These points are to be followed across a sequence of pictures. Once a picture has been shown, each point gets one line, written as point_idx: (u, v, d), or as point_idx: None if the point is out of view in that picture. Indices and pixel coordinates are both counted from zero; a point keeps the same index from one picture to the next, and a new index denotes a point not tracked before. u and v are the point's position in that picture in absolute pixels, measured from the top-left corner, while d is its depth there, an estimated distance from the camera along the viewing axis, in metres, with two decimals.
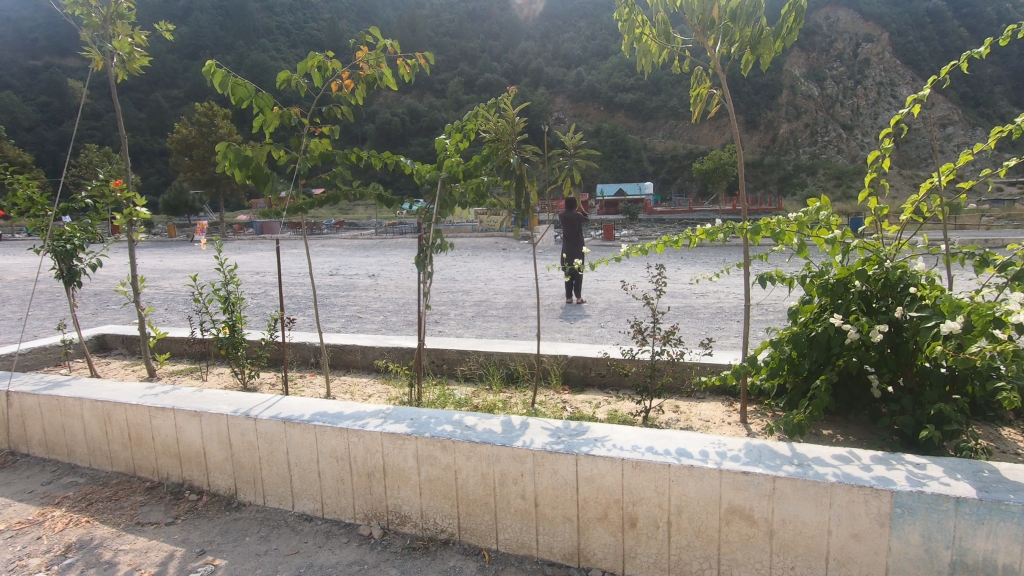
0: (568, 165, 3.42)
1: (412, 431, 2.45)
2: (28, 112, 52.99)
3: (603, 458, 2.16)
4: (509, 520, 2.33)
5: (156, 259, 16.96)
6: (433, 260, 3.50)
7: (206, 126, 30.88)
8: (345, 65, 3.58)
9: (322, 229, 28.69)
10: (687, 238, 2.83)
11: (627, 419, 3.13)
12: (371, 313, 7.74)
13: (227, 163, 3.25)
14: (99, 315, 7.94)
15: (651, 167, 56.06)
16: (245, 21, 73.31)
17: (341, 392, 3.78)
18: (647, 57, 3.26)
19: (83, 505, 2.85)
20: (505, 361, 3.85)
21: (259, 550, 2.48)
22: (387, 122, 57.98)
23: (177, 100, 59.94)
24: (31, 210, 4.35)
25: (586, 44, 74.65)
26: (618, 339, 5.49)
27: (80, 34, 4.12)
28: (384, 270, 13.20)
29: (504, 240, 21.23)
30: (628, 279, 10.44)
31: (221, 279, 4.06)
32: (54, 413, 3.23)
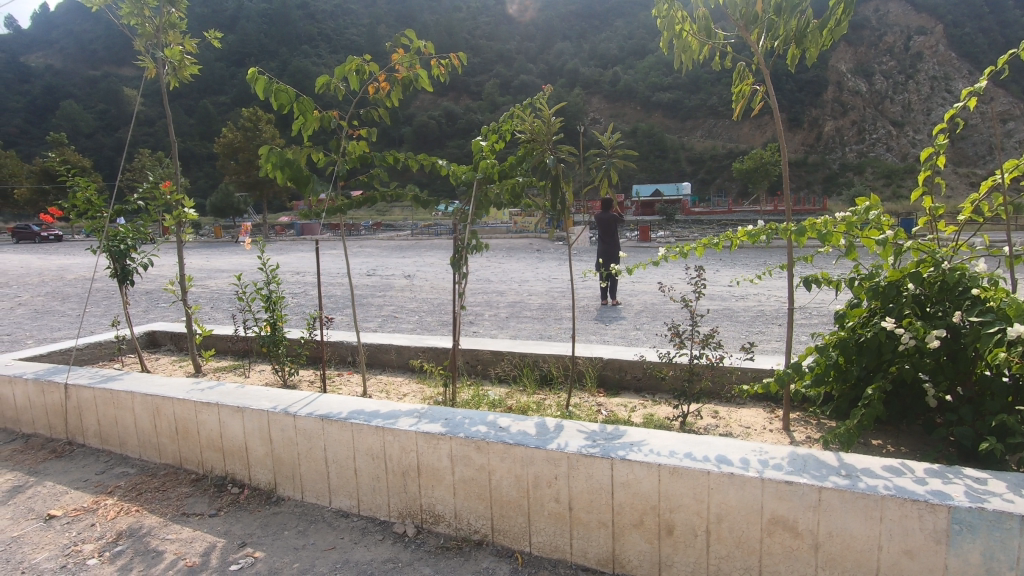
0: (606, 166, 3.37)
1: (447, 432, 2.45)
2: (89, 120, 56.12)
3: (638, 462, 2.12)
4: (543, 524, 2.30)
5: (203, 259, 17.66)
6: (468, 262, 3.50)
7: (252, 130, 32.00)
8: (382, 68, 3.63)
9: (361, 230, 29.32)
10: (727, 240, 2.73)
11: (665, 423, 3.06)
12: (408, 313, 7.82)
13: (270, 165, 3.33)
14: (150, 312, 8.32)
15: (689, 166, 55.08)
16: (289, 29, 75.64)
17: (377, 391, 3.83)
18: (688, 53, 3.18)
19: (133, 495, 2.97)
20: (540, 362, 3.83)
21: (298, 544, 2.53)
22: (424, 125, 58.76)
23: (224, 106, 62.28)
24: (88, 211, 4.56)
25: (623, 44, 74.07)
26: (654, 342, 5.41)
27: (135, 43, 4.28)
28: (421, 270, 13.39)
29: (539, 241, 21.21)
30: (665, 281, 10.30)
31: (262, 280, 4.18)
32: (107, 405, 3.38)
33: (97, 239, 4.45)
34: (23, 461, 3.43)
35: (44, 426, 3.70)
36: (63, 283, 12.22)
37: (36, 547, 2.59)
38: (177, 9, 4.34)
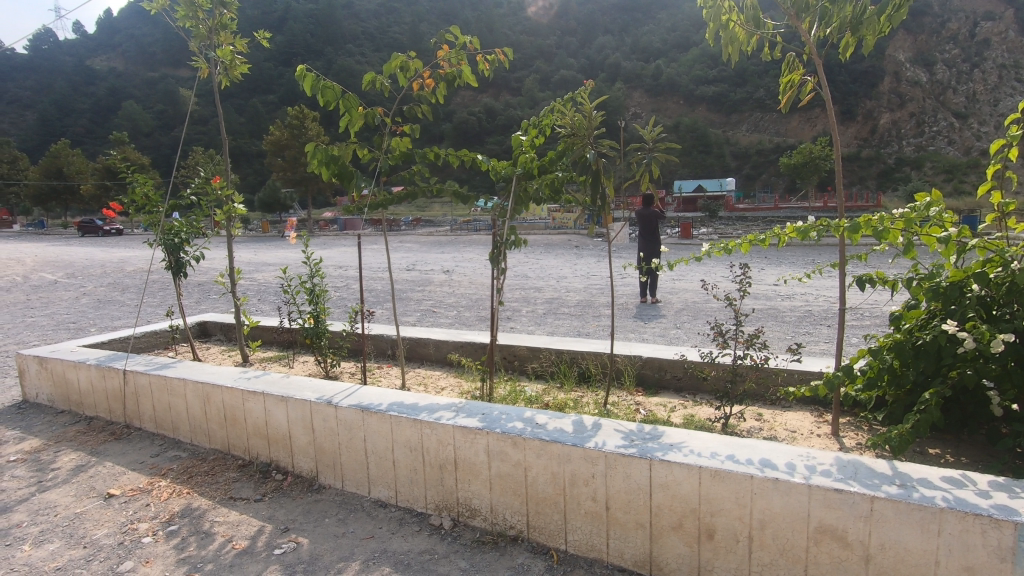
0: (647, 160, 3.31)
1: (484, 427, 2.46)
2: (147, 120, 59.01)
3: (679, 463, 2.07)
4: (579, 522, 2.28)
5: (251, 253, 18.34)
6: (507, 257, 3.49)
7: (298, 128, 32.89)
8: (426, 65, 3.65)
9: (401, 226, 29.66)
10: (774, 237, 2.62)
11: (706, 425, 2.98)
12: (446, 308, 7.90)
13: (316, 162, 3.41)
14: (202, 303, 8.68)
15: (733, 161, 53.57)
16: (334, 28, 77.45)
17: (415, 384, 3.89)
18: (735, 44, 3.07)
19: (184, 478, 3.10)
20: (577, 360, 3.79)
21: (338, 531, 2.59)
22: (464, 121, 59.13)
23: (272, 104, 64.37)
24: (146, 207, 4.79)
25: (667, 36, 72.72)
26: (695, 341, 5.31)
27: (189, 44, 4.45)
28: (459, 265, 13.49)
29: (577, 237, 21.13)
30: (709, 279, 10.03)
31: (306, 273, 4.28)
32: (162, 391, 3.54)
33: (154, 233, 4.67)
34: (86, 441, 3.63)
35: (105, 410, 3.90)
36: (124, 275, 12.90)
37: (97, 523, 2.74)
38: (229, 10, 4.47)
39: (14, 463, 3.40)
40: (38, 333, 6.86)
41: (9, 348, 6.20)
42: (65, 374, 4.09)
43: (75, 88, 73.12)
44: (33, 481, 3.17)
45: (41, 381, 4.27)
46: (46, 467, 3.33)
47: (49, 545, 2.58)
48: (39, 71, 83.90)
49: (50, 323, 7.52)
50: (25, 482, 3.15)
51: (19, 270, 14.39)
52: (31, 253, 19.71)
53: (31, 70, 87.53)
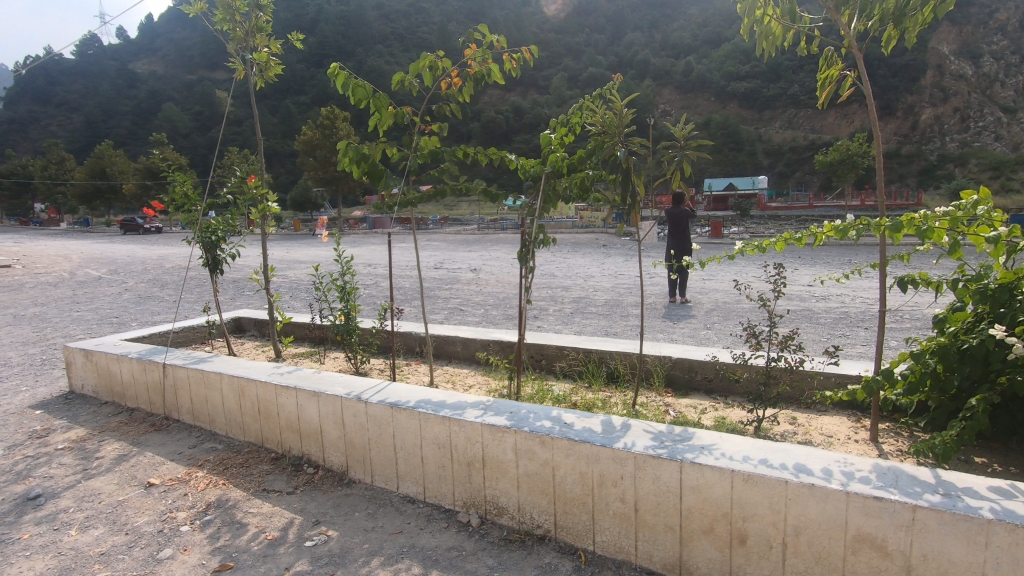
0: (678, 158, 3.25)
1: (512, 425, 2.46)
2: (186, 121, 60.88)
3: (711, 467, 2.03)
4: (607, 523, 2.27)
5: (284, 251, 18.83)
6: (535, 255, 3.49)
7: (329, 128, 33.38)
8: (454, 64, 3.66)
9: (428, 224, 29.88)
10: (812, 235, 2.54)
11: (738, 428, 2.92)
12: (473, 306, 7.93)
13: (347, 160, 3.47)
14: (237, 300, 8.92)
15: (766, 159, 52.46)
16: (365, 29, 78.47)
17: (443, 381, 3.93)
18: (770, 39, 2.99)
19: (220, 470, 3.20)
20: (606, 360, 3.76)
21: (367, 525, 2.63)
22: (491, 120, 59.28)
23: (305, 105, 65.72)
24: (185, 206, 4.93)
25: (697, 32, 71.66)
26: (727, 342, 5.22)
27: (228, 47, 4.58)
28: (486, 264, 13.54)
29: (605, 236, 21.03)
30: (741, 279, 9.83)
31: (337, 270, 4.35)
32: (199, 384, 3.65)
33: (193, 231, 4.81)
34: (128, 432, 3.76)
35: (145, 402, 4.04)
36: (163, 271, 13.34)
37: (138, 511, 2.84)
38: (264, 13, 4.57)
39: (61, 451, 3.54)
40: (84, 327, 7.15)
41: (57, 341, 6.48)
42: (109, 366, 4.24)
43: (118, 92, 75.91)
44: (79, 469, 3.30)
45: (85, 373, 4.45)
46: (91, 455, 3.47)
47: (94, 531, 2.68)
48: (84, 75, 87.49)
49: (94, 317, 7.83)
50: (72, 470, 3.28)
51: (66, 266, 15.02)
52: (77, 250, 20.54)
53: (77, 75, 91.26)
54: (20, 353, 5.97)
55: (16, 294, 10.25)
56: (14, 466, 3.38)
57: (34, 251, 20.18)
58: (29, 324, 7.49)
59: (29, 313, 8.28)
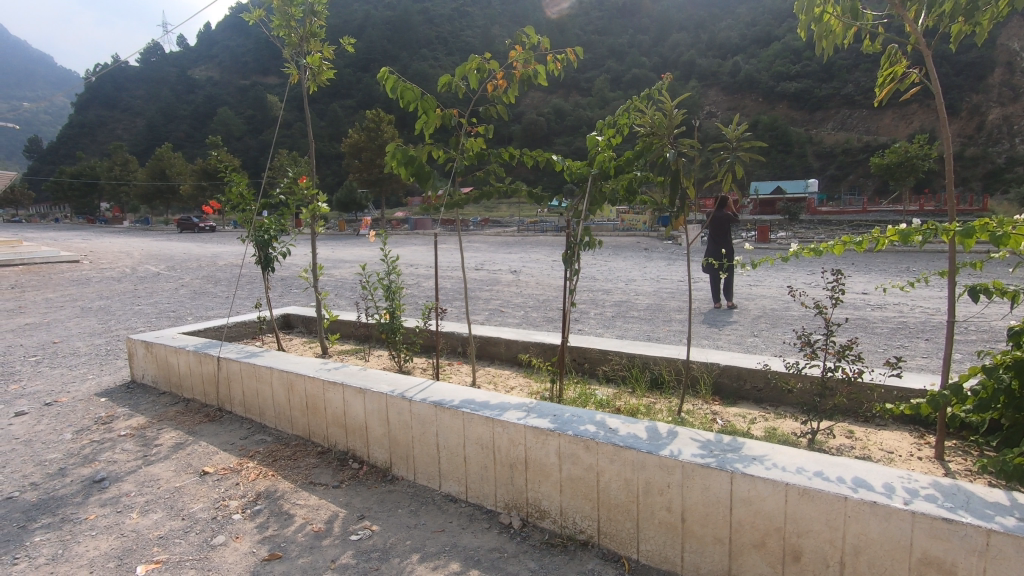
0: (730, 160, 3.12)
1: (556, 428, 2.44)
2: (239, 125, 63.50)
3: (763, 479, 1.96)
4: (652, 532, 2.22)
5: (331, 249, 19.49)
6: (581, 258, 3.48)
7: (374, 131, 34.04)
8: (500, 65, 3.68)
9: (469, 226, 30.16)
10: (873, 240, 2.42)
11: (790, 440, 2.80)
12: (513, 308, 7.94)
13: (394, 162, 3.53)
14: (285, 297, 9.21)
15: (816, 162, 50.75)
16: (410, 33, 79.90)
17: (486, 381, 3.94)
18: (829, 38, 2.86)
19: (270, 461, 3.30)
20: (650, 365, 3.69)
21: (411, 522, 2.66)
22: (533, 122, 59.27)
23: (351, 108, 67.51)
24: (240, 205, 5.10)
25: (746, 31, 69.95)
26: (777, 350, 5.04)
27: (284, 52, 4.73)
28: (527, 266, 13.57)
29: (648, 240, 20.80)
30: (793, 284, 9.48)
31: (382, 270, 4.43)
32: (251, 378, 3.77)
33: (247, 230, 4.98)
34: (184, 421, 3.93)
35: (200, 393, 4.22)
36: (218, 268, 13.94)
37: (194, 497, 2.96)
38: (319, 18, 4.70)
39: (124, 437, 3.74)
40: (146, 320, 7.53)
41: (120, 333, 6.84)
42: (167, 358, 4.44)
43: (178, 97, 79.66)
44: (140, 455, 3.46)
45: (146, 364, 4.67)
46: (152, 442, 3.64)
47: (152, 515, 2.80)
48: (149, 82, 92.69)
49: (154, 311, 8.23)
50: (133, 456, 3.45)
51: (128, 262, 15.85)
52: (138, 247, 21.70)
53: (140, 82, 96.40)
54: (87, 343, 6.33)
55: (85, 288, 10.87)
56: (82, 449, 3.58)
57: (101, 247, 21.45)
58: (96, 316, 7.95)
59: (95, 306, 8.78)
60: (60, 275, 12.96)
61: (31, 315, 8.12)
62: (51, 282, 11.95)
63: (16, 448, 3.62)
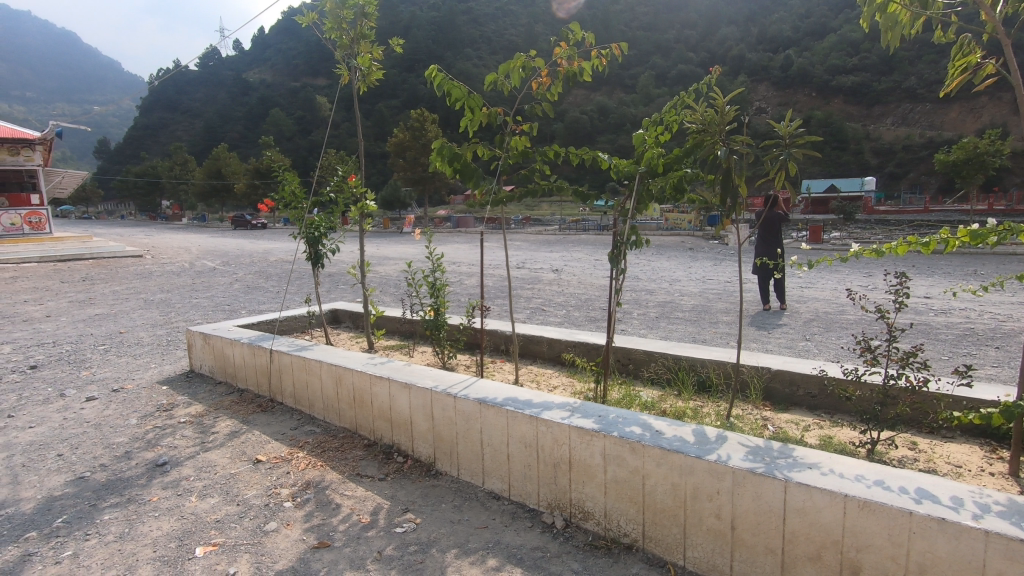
0: (785, 157, 2.99)
1: (601, 429, 2.42)
2: (290, 125, 65.70)
3: (819, 489, 1.89)
4: (700, 539, 2.16)
5: (376, 246, 19.98)
6: (627, 257, 3.43)
7: (419, 130, 34.46)
8: (546, 63, 3.65)
9: (511, 224, 30.21)
10: (943, 241, 2.27)
11: (848, 450, 2.68)
12: (555, 306, 7.91)
13: (440, 160, 3.57)
14: (333, 292, 9.48)
15: (874, 159, 48.44)
16: (454, 33, 80.60)
17: (528, 379, 3.94)
18: (895, 29, 2.72)
19: (318, 452, 3.40)
20: (697, 367, 3.61)
21: (454, 518, 2.68)
22: (575, 120, 58.77)
23: (396, 108, 68.78)
24: (292, 203, 5.25)
25: (799, 23, 67.39)
26: (831, 356, 4.82)
27: (335, 54, 4.86)
28: (568, 264, 13.50)
29: (693, 239, 20.36)
30: (850, 287, 9.08)
31: (427, 267, 4.48)
32: (301, 370, 3.90)
33: (298, 227, 5.14)
34: (238, 411, 4.10)
35: (253, 383, 4.38)
36: (270, 264, 14.45)
37: (248, 484, 3.08)
38: (369, 20, 4.79)
39: (184, 424, 3.92)
40: (203, 312, 7.89)
41: (180, 324, 7.19)
42: (223, 349, 4.63)
43: (233, 99, 82.90)
44: (198, 441, 3.63)
45: (204, 354, 4.89)
46: (209, 429, 3.81)
47: (210, 499, 2.94)
48: (207, 85, 97.05)
49: (210, 304, 8.61)
50: (192, 442, 3.62)
51: (187, 257, 16.67)
52: (197, 243, 22.78)
53: (199, 85, 100.87)
54: (150, 334, 6.68)
55: (147, 282, 11.48)
56: (146, 434, 3.79)
57: (164, 243, 22.64)
58: (157, 308, 8.37)
59: (157, 299, 9.25)
60: (125, 269, 13.70)
61: (99, 306, 8.62)
62: (117, 275, 12.66)
63: (87, 430, 3.86)
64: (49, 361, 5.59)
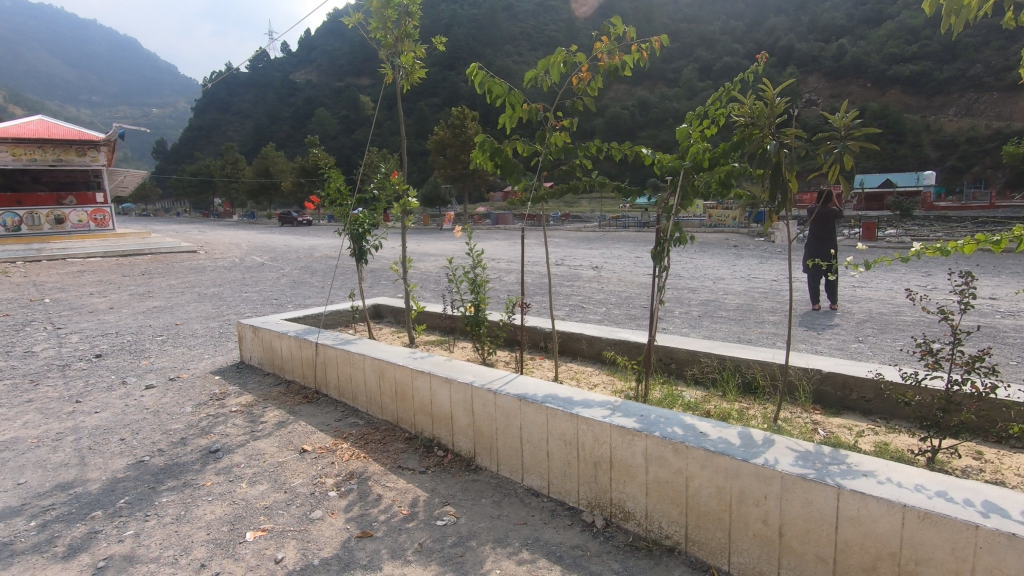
0: (838, 150, 2.85)
1: (642, 429, 2.38)
2: (334, 124, 67.33)
3: (875, 498, 1.81)
4: (746, 544, 2.11)
5: (418, 243, 20.31)
6: (671, 254, 3.36)
7: (459, 127, 34.77)
8: (587, 59, 3.59)
9: (551, 221, 30.14)
10: (1013, 239, 2.12)
11: (906, 457, 2.55)
12: (595, 304, 7.85)
13: (481, 156, 3.57)
14: (376, 288, 9.68)
15: (934, 152, 45.95)
16: (495, 30, 80.71)
17: (568, 377, 3.92)
18: (962, 13, 2.55)
19: (361, 443, 3.47)
20: (742, 368, 3.51)
21: (494, 513, 2.69)
22: (616, 115, 58.02)
23: (437, 106, 69.56)
24: (338, 200, 5.37)
25: (854, 10, 64.49)
26: (888, 359, 4.60)
27: (379, 53, 4.93)
28: (609, 262, 13.34)
29: (738, 236, 19.83)
30: (909, 287, 8.66)
31: (468, 264, 4.50)
32: (345, 364, 3.99)
33: (343, 224, 5.26)
34: (286, 401, 4.24)
35: (299, 375, 4.51)
36: (315, 260, 14.90)
37: (294, 473, 3.18)
38: (413, 19, 4.84)
39: (235, 413, 4.08)
40: (252, 306, 8.18)
41: (231, 317, 7.49)
42: (272, 342, 4.79)
43: (281, 99, 85.53)
44: (248, 430, 3.77)
45: (254, 347, 5.07)
46: (258, 419, 3.95)
47: (260, 486, 3.05)
48: (256, 87, 100.51)
49: (259, 298, 8.91)
50: (242, 431, 3.76)
51: (238, 253, 17.35)
52: (247, 240, 23.70)
53: (249, 87, 104.47)
54: (203, 326, 6.98)
55: (201, 276, 11.98)
56: (199, 422, 3.95)
57: (217, 239, 23.64)
58: (211, 301, 8.73)
59: (210, 293, 9.65)
60: (180, 264, 14.34)
61: (157, 299, 9.08)
62: (173, 270, 13.29)
63: (147, 417, 4.06)
64: (112, 350, 5.91)
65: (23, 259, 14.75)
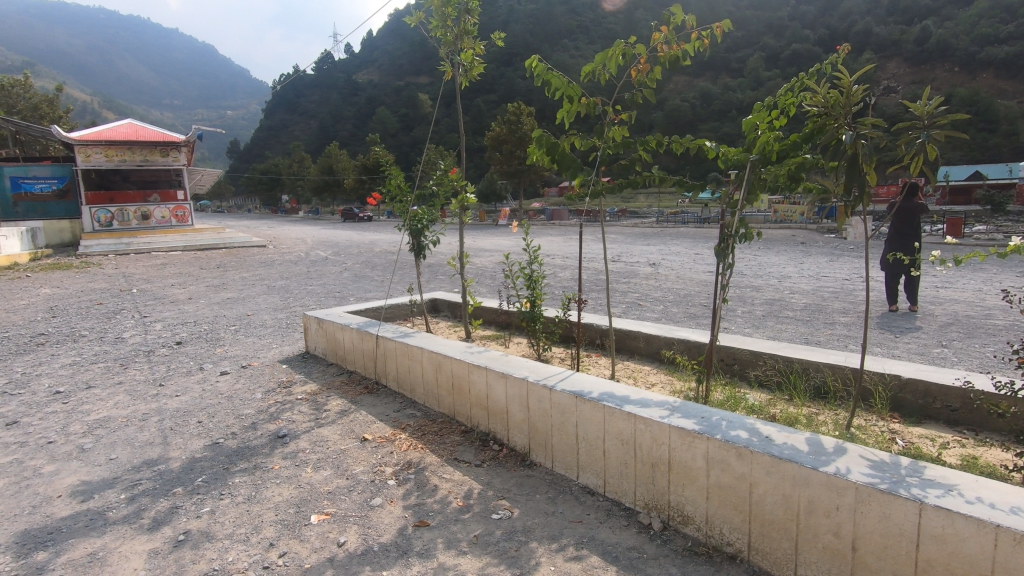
0: (922, 139, 2.63)
1: (704, 431, 2.30)
2: (394, 123, 69.04)
3: (963, 516, 1.68)
4: (815, 557, 2.01)
5: (474, 238, 20.56)
6: (736, 251, 3.23)
7: (515, 123, 34.86)
8: (647, 50, 3.50)
9: (607, 217, 29.70)
10: None
11: (997, 474, 2.35)
12: (652, 302, 7.67)
13: (538, 150, 3.56)
14: (432, 282, 9.86)
15: None
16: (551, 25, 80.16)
17: (625, 375, 3.86)
18: None
19: (419, 434, 3.55)
20: (811, 371, 3.33)
21: (548, 509, 2.69)
22: (676, 108, 56.46)
23: (493, 103, 69.96)
24: (397, 196, 5.50)
25: None
26: (976, 367, 4.24)
27: (439, 51, 5.01)
28: (667, 258, 13.03)
29: (806, 232, 18.83)
30: (1000, 288, 7.97)
31: (524, 259, 4.50)
32: (404, 356, 4.09)
33: (403, 220, 5.39)
34: (347, 391, 4.39)
35: (360, 366, 4.67)
36: (375, 255, 15.36)
37: (355, 460, 3.29)
38: (472, 16, 4.87)
39: (301, 400, 4.27)
40: (317, 298, 8.53)
41: (298, 309, 7.84)
42: (334, 333, 4.98)
43: (344, 100, 88.54)
44: (313, 418, 3.93)
45: (318, 338, 5.28)
46: (322, 407, 4.11)
47: (323, 471, 3.17)
48: (322, 88, 104.43)
49: (323, 291, 9.28)
50: (307, 418, 3.93)
51: (304, 247, 18.13)
52: (312, 235, 24.75)
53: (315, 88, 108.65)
54: (272, 317, 7.34)
55: (270, 269, 12.60)
56: (268, 408, 4.16)
57: (285, 234, 24.81)
58: (278, 294, 9.16)
59: (278, 285, 10.14)
60: (250, 258, 15.11)
61: (230, 291, 9.61)
62: (245, 263, 14.05)
63: (221, 401, 4.32)
64: (191, 338, 6.30)
65: (113, 253, 16.00)
